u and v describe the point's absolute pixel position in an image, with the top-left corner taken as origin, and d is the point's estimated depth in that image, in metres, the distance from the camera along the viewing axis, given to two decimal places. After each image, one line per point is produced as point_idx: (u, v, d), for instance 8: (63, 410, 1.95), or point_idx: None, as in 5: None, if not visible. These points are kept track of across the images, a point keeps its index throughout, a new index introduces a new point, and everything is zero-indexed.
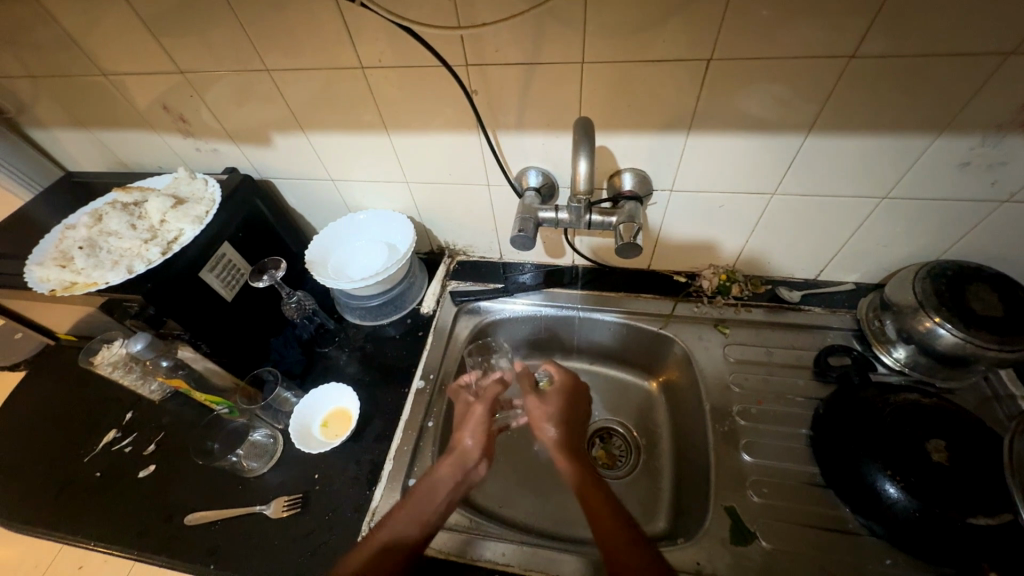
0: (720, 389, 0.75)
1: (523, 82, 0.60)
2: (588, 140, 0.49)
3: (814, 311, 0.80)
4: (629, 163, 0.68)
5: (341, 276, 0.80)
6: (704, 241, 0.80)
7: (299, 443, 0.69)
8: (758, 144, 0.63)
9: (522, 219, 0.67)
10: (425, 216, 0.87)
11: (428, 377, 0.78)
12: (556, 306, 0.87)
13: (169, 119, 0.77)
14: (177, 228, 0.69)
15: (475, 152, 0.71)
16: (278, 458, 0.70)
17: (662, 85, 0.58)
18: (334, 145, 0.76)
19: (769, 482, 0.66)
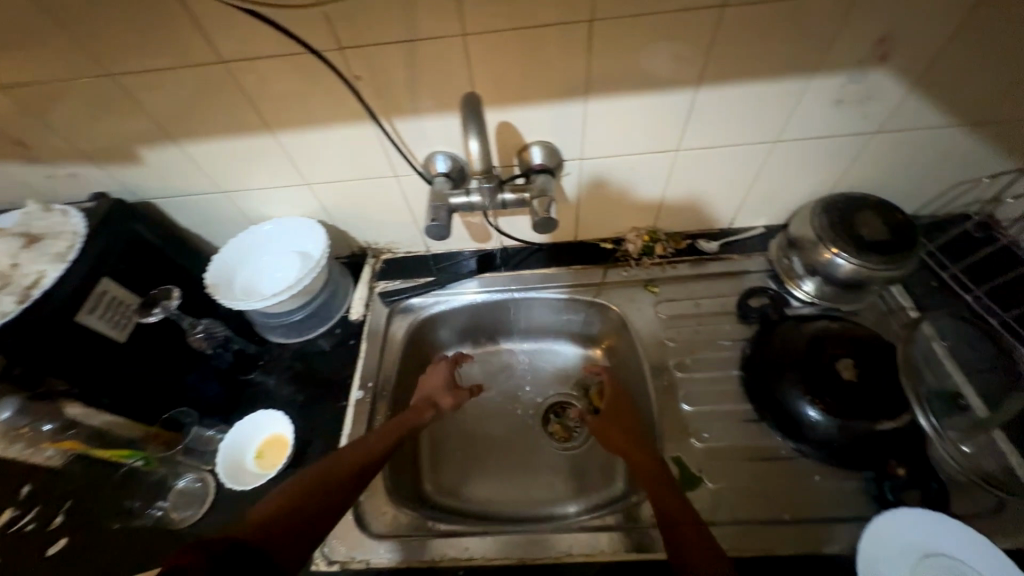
0: (656, 347, 0.78)
1: (409, 62, 0.57)
2: (476, 117, 0.46)
3: (733, 258, 0.84)
4: (536, 137, 0.67)
5: (252, 295, 0.74)
6: (624, 205, 0.81)
7: (231, 481, 0.63)
8: (655, 103, 0.63)
9: (434, 208, 0.63)
10: (337, 218, 0.82)
11: (367, 386, 0.75)
12: (492, 291, 0.86)
13: (5, 145, 0.66)
14: (34, 271, 0.59)
15: (374, 144, 0.66)
16: (211, 501, 0.63)
17: (552, 52, 0.56)
18: (216, 153, 0.68)
19: (710, 426, 0.69)
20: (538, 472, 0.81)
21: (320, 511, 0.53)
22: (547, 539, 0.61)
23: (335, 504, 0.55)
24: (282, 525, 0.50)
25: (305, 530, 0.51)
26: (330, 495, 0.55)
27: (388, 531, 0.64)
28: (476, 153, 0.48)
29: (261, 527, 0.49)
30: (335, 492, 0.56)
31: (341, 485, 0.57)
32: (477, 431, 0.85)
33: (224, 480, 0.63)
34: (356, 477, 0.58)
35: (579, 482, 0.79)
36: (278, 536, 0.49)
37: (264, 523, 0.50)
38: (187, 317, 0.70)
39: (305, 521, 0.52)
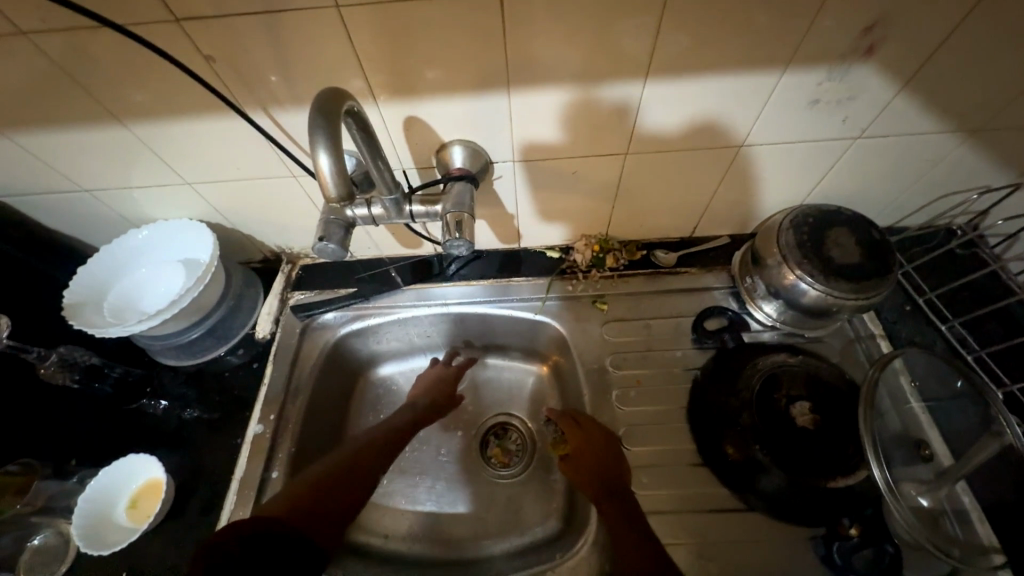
0: (599, 374, 0.69)
1: (274, 41, 0.44)
2: (326, 127, 0.34)
3: (691, 272, 0.75)
4: (454, 134, 0.55)
5: (127, 316, 0.64)
6: (569, 212, 0.70)
7: (88, 541, 0.55)
8: (596, 97, 0.52)
9: (325, 222, 0.53)
10: (235, 220, 0.70)
11: (269, 419, 0.65)
12: (424, 304, 0.76)
13: None
14: None
15: (253, 138, 0.54)
16: (71, 561, 0.55)
17: (457, 30, 0.45)
18: (61, 146, 0.55)
19: (651, 470, 0.62)
20: (469, 505, 0.74)
21: (348, 492, 0.55)
22: None
23: (360, 488, 0.57)
24: (315, 506, 0.52)
25: (336, 514, 0.53)
26: (355, 481, 0.57)
27: None
28: (326, 170, 0.35)
29: (293, 506, 0.52)
30: (359, 478, 0.58)
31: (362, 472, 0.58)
32: (405, 458, 0.77)
33: (79, 540, 0.55)
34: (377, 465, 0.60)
35: (514, 516, 0.72)
36: (313, 515, 0.51)
37: (297, 505, 0.52)
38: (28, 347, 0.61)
39: (336, 504, 0.54)
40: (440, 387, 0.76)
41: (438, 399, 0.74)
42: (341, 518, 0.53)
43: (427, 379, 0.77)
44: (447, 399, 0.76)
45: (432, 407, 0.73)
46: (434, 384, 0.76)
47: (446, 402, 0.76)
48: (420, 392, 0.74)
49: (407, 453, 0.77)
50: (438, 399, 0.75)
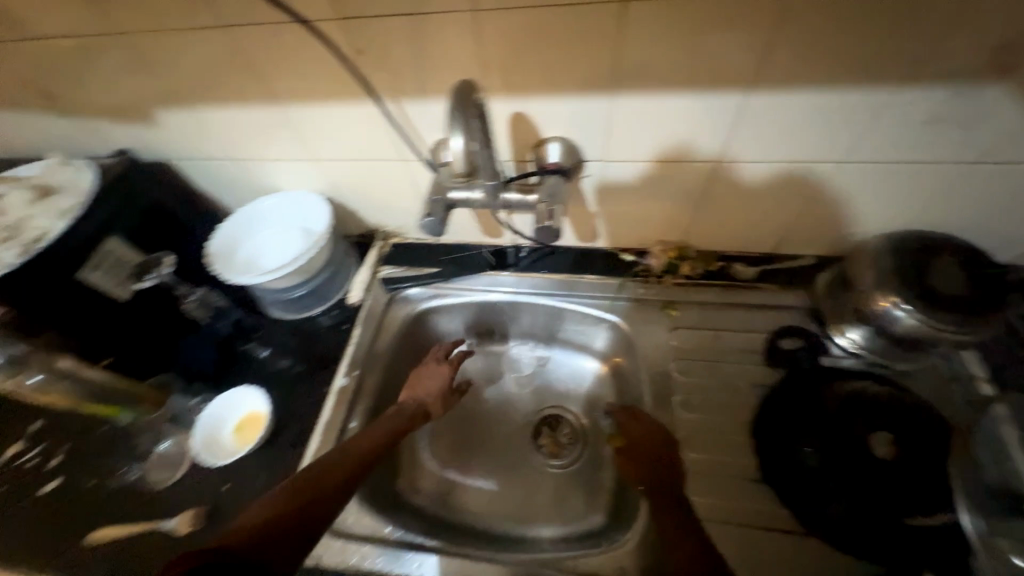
0: (663, 378, 0.70)
1: (415, 39, 0.51)
2: (461, 114, 0.40)
3: (770, 289, 0.73)
4: (555, 131, 0.60)
5: (251, 268, 0.74)
6: (651, 217, 0.72)
7: (206, 453, 0.65)
8: (693, 104, 0.54)
9: (431, 202, 0.59)
10: (345, 197, 0.79)
11: (352, 374, 0.73)
12: (497, 291, 0.82)
13: (36, 95, 0.68)
14: (42, 225, 0.61)
15: (378, 124, 0.62)
16: (187, 467, 0.66)
17: (576, 35, 0.49)
18: (225, 120, 0.66)
19: (710, 479, 0.61)
20: (517, 486, 0.77)
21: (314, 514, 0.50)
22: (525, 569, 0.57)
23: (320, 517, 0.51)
24: (278, 528, 0.47)
25: (302, 533, 0.48)
26: (328, 501, 0.52)
27: (343, 530, 0.62)
28: (457, 150, 0.41)
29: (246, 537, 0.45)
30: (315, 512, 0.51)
31: (335, 490, 0.54)
32: (462, 429, 0.83)
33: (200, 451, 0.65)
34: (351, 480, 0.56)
35: (559, 504, 0.75)
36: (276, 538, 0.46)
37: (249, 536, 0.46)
38: (183, 285, 0.74)
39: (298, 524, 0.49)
40: (441, 391, 0.74)
41: (439, 407, 0.73)
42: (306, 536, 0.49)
43: (424, 381, 0.75)
44: (450, 403, 0.75)
45: (432, 412, 0.72)
46: (432, 385, 0.74)
47: (451, 406, 0.74)
48: (416, 397, 0.73)
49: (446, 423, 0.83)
50: (440, 404, 0.73)
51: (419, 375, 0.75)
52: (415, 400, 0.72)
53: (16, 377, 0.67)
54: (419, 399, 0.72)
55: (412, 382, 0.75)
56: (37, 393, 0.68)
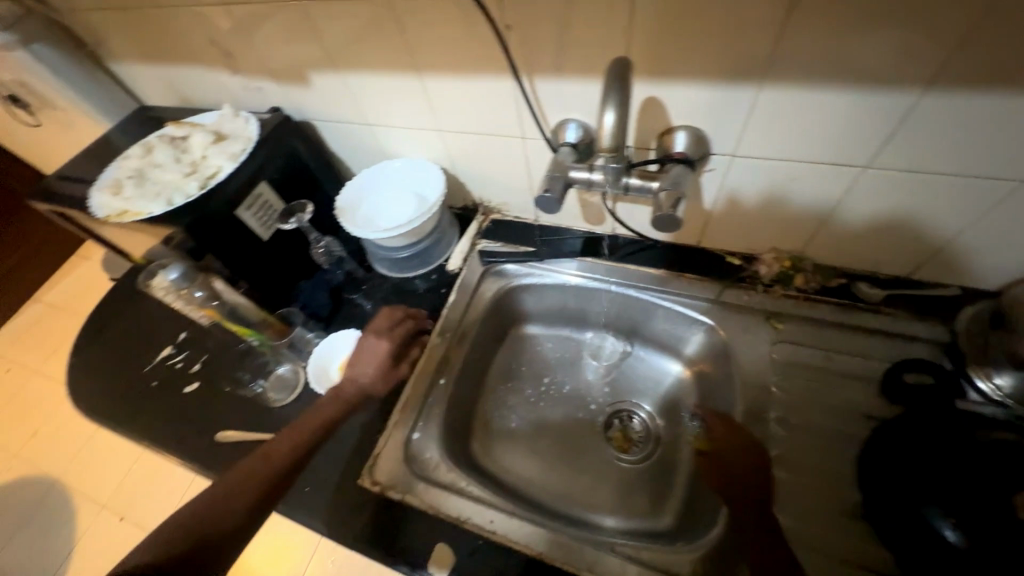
0: (759, 392, 0.66)
1: (563, 19, 0.52)
2: (619, 88, 0.41)
3: (896, 314, 0.66)
4: (685, 120, 0.58)
5: (368, 225, 0.80)
6: (769, 220, 0.68)
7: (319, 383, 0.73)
8: (850, 104, 0.50)
9: (550, 178, 0.60)
10: (459, 168, 0.83)
11: (444, 335, 0.79)
12: (588, 278, 0.82)
13: (218, 55, 0.78)
14: (215, 164, 0.72)
15: (508, 100, 0.64)
16: (299, 391, 0.75)
17: (734, 21, 0.47)
18: (367, 87, 0.72)
19: (796, 501, 0.58)
20: (583, 474, 0.77)
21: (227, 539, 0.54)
22: (581, 548, 0.58)
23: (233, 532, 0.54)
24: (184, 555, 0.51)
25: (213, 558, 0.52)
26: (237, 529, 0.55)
27: (427, 475, 0.66)
28: (608, 126, 0.43)
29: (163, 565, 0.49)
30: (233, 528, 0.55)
31: (244, 519, 0.56)
32: (536, 406, 0.84)
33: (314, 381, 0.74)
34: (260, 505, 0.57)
35: (624, 496, 0.74)
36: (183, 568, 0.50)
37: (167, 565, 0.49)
38: (314, 232, 0.81)
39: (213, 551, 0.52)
40: (377, 370, 0.71)
41: (381, 384, 0.70)
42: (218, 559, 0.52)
43: (359, 358, 0.72)
44: (394, 380, 0.72)
45: (370, 391, 0.70)
46: (375, 361, 0.72)
47: (394, 381, 0.72)
48: (353, 377, 0.71)
49: (528, 394, 0.86)
50: (381, 383, 0.71)
51: (356, 354, 0.73)
52: (354, 380, 0.70)
53: (177, 293, 0.71)
54: (348, 380, 0.70)
55: (350, 361, 0.73)
56: (193, 306, 0.73)
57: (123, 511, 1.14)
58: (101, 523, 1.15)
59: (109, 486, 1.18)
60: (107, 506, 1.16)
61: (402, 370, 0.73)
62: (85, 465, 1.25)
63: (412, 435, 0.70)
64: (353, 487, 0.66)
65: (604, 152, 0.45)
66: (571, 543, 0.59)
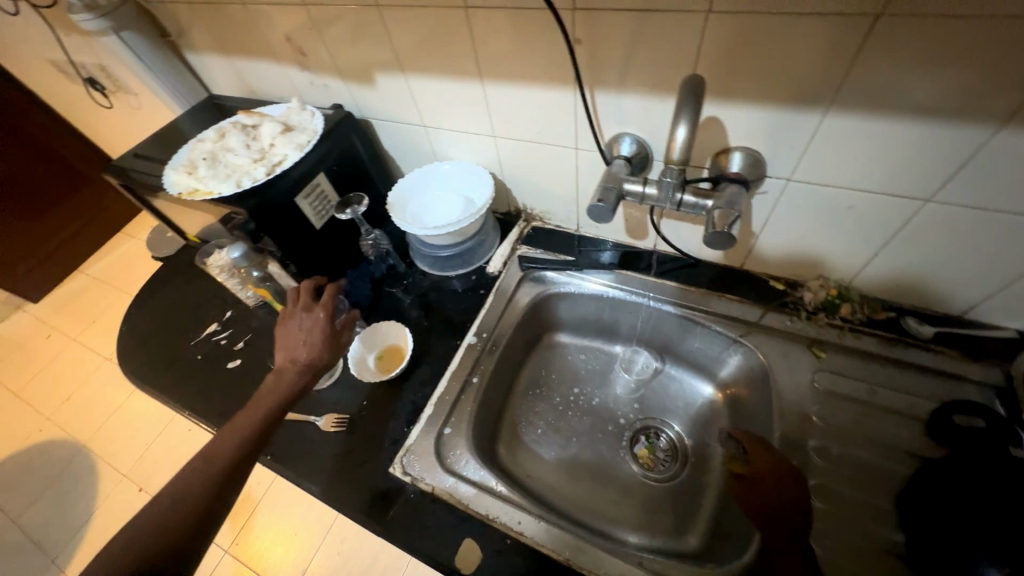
0: (798, 420, 0.65)
1: (633, 36, 0.54)
2: (692, 106, 0.44)
3: (947, 354, 0.65)
4: (742, 141, 0.59)
5: (415, 221, 0.83)
6: (819, 246, 0.68)
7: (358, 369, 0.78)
8: (920, 136, 0.49)
9: (605, 189, 0.61)
10: (508, 174, 0.85)
11: (481, 335, 0.81)
12: (625, 290, 0.82)
13: (292, 51, 0.83)
14: (282, 153, 0.76)
15: (567, 111, 0.66)
16: (336, 377, 0.79)
17: (805, 49, 0.47)
18: (429, 90, 0.76)
19: (833, 534, 0.57)
20: (607, 489, 0.76)
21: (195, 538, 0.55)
22: (597, 555, 0.58)
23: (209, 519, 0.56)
24: (157, 563, 0.52)
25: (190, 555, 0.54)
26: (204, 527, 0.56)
27: (457, 470, 0.67)
28: (679, 141, 0.47)
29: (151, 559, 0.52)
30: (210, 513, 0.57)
31: (204, 516, 0.56)
32: (563, 414, 0.84)
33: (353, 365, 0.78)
34: (218, 501, 0.57)
35: (647, 515, 0.73)
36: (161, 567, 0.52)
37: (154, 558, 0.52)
38: (365, 225, 0.85)
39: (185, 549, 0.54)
40: (317, 343, 0.69)
41: (320, 356, 0.68)
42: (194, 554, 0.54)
43: (295, 337, 0.70)
44: (331, 351, 0.70)
45: (316, 364, 0.68)
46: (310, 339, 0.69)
47: (332, 351, 0.69)
48: (292, 357, 0.68)
49: (556, 400, 0.86)
50: (319, 356, 0.68)
51: (288, 335, 0.70)
52: (292, 360, 0.68)
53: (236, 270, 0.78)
54: (289, 360, 0.68)
55: (284, 341, 0.70)
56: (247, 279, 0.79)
57: (142, 481, 1.17)
58: (121, 491, 1.18)
59: (133, 455, 1.22)
60: (129, 474, 1.19)
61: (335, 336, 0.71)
62: (112, 432, 1.29)
63: (444, 430, 0.71)
64: (383, 475, 0.67)
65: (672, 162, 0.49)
66: (575, 542, 0.59)
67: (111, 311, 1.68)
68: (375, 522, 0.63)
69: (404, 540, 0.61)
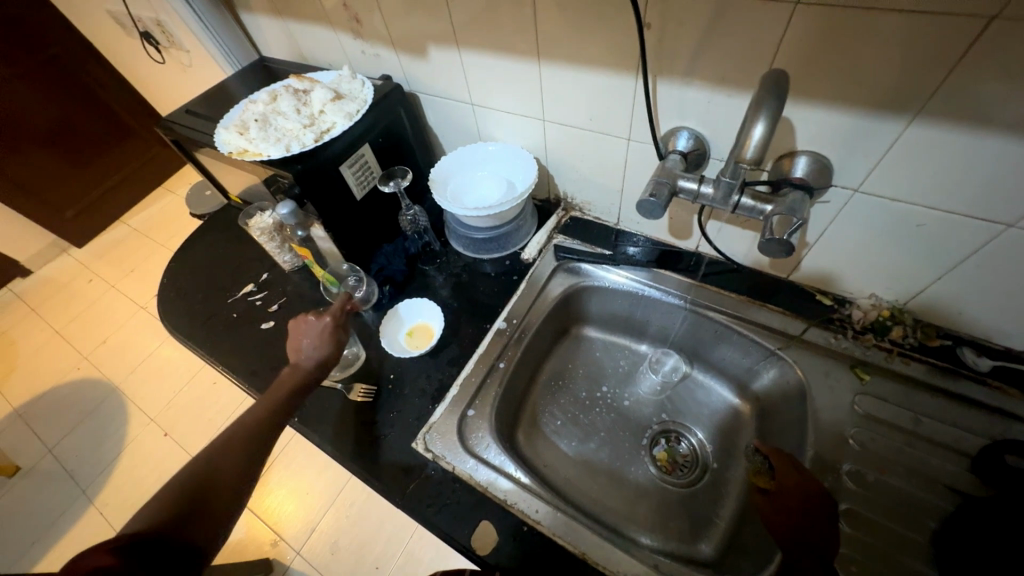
0: (834, 441, 0.63)
1: (710, 24, 0.51)
2: (774, 102, 0.43)
3: (1003, 390, 0.61)
4: (809, 145, 0.56)
5: (455, 201, 0.82)
6: (877, 263, 0.64)
7: (388, 343, 0.79)
8: (1017, 156, 0.45)
9: (658, 183, 0.59)
10: (552, 160, 0.84)
11: (511, 321, 0.80)
12: (659, 289, 0.80)
13: (347, 18, 0.82)
14: (331, 120, 0.76)
15: (625, 98, 0.64)
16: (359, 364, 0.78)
17: (901, 51, 0.44)
18: (482, 67, 0.74)
19: (860, 561, 0.55)
20: (623, 489, 0.75)
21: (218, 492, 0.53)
22: (611, 550, 0.58)
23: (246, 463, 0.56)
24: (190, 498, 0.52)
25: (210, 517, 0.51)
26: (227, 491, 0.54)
27: (478, 452, 0.67)
28: (754, 138, 0.45)
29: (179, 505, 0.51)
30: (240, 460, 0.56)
31: None
32: (585, 407, 0.84)
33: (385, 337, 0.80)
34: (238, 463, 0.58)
35: (662, 518, 0.72)
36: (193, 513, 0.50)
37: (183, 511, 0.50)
38: (406, 200, 0.86)
39: (212, 509, 0.52)
40: (324, 341, 0.68)
41: (330, 354, 0.67)
42: (221, 522, 0.52)
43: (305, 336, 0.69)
44: (339, 349, 0.69)
45: (326, 359, 0.67)
46: (319, 339, 0.68)
47: (340, 350, 0.69)
48: (301, 353, 0.68)
49: (580, 392, 0.86)
50: (329, 353, 0.67)
51: (294, 339, 0.69)
52: (303, 359, 0.67)
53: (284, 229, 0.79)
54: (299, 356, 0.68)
55: (291, 343, 0.69)
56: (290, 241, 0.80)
57: (169, 427, 1.22)
58: (148, 434, 1.23)
59: (161, 402, 1.27)
60: (157, 419, 1.25)
61: (342, 335, 0.70)
62: (145, 378, 1.35)
63: (467, 411, 0.71)
64: (405, 449, 0.68)
65: (743, 162, 0.48)
66: (580, 530, 0.60)
67: (149, 261, 1.75)
68: (396, 494, 0.64)
69: (423, 513, 0.62)
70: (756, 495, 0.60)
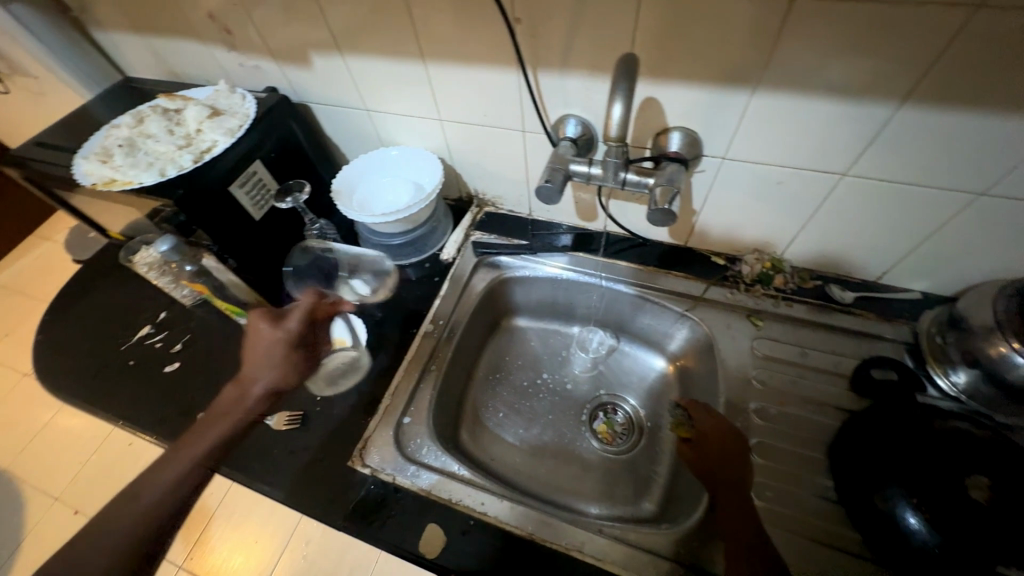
0: (740, 383, 0.70)
1: (572, 16, 0.54)
2: (627, 82, 0.46)
3: (865, 315, 0.71)
4: (679, 121, 0.61)
5: (363, 209, 0.81)
6: (751, 221, 0.72)
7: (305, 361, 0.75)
8: (834, 116, 0.53)
9: (552, 170, 0.62)
10: (456, 158, 0.84)
11: (437, 323, 0.80)
12: (579, 272, 0.84)
13: (216, 31, 0.77)
14: (210, 139, 0.71)
15: (512, 91, 0.66)
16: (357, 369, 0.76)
17: (731, 33, 0.50)
18: (369, 71, 0.73)
19: (774, 486, 0.62)
20: (569, 466, 0.78)
21: None
22: (560, 526, 0.60)
23: None
24: None
25: None
26: None
27: (417, 458, 0.67)
28: (616, 117, 0.49)
29: None
30: None
31: None
32: (525, 394, 0.86)
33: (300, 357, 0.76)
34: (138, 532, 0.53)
35: (609, 488, 0.76)
36: None
37: None
38: (310, 215, 0.85)
39: None
40: (280, 364, 0.74)
41: (288, 378, 0.74)
42: None
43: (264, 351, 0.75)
44: (296, 375, 0.74)
45: (281, 388, 0.73)
46: (276, 360, 0.74)
47: (297, 373, 0.74)
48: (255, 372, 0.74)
49: (519, 380, 0.87)
50: (285, 376, 0.74)
51: (258, 347, 0.76)
52: (257, 380, 0.73)
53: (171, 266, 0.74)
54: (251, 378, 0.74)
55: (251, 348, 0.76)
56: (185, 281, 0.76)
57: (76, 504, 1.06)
58: (51, 517, 1.07)
59: (63, 477, 1.10)
60: (60, 499, 1.08)
61: (298, 356, 0.75)
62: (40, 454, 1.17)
63: (402, 419, 0.70)
64: (342, 470, 0.65)
65: (611, 139, 0.51)
66: (529, 513, 0.61)
67: (27, 322, 1.52)
68: (336, 517, 0.62)
69: (368, 530, 0.60)
70: (680, 446, 0.66)
